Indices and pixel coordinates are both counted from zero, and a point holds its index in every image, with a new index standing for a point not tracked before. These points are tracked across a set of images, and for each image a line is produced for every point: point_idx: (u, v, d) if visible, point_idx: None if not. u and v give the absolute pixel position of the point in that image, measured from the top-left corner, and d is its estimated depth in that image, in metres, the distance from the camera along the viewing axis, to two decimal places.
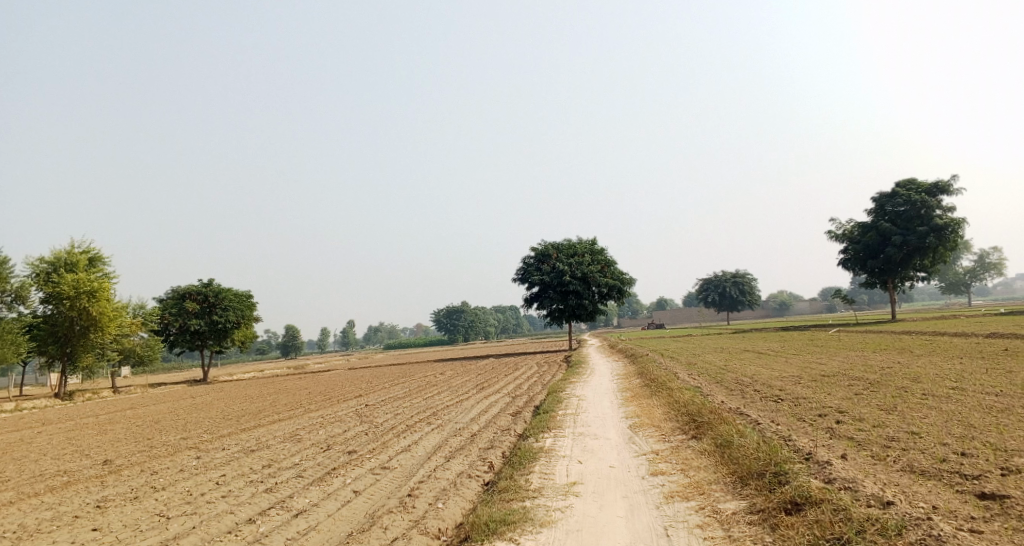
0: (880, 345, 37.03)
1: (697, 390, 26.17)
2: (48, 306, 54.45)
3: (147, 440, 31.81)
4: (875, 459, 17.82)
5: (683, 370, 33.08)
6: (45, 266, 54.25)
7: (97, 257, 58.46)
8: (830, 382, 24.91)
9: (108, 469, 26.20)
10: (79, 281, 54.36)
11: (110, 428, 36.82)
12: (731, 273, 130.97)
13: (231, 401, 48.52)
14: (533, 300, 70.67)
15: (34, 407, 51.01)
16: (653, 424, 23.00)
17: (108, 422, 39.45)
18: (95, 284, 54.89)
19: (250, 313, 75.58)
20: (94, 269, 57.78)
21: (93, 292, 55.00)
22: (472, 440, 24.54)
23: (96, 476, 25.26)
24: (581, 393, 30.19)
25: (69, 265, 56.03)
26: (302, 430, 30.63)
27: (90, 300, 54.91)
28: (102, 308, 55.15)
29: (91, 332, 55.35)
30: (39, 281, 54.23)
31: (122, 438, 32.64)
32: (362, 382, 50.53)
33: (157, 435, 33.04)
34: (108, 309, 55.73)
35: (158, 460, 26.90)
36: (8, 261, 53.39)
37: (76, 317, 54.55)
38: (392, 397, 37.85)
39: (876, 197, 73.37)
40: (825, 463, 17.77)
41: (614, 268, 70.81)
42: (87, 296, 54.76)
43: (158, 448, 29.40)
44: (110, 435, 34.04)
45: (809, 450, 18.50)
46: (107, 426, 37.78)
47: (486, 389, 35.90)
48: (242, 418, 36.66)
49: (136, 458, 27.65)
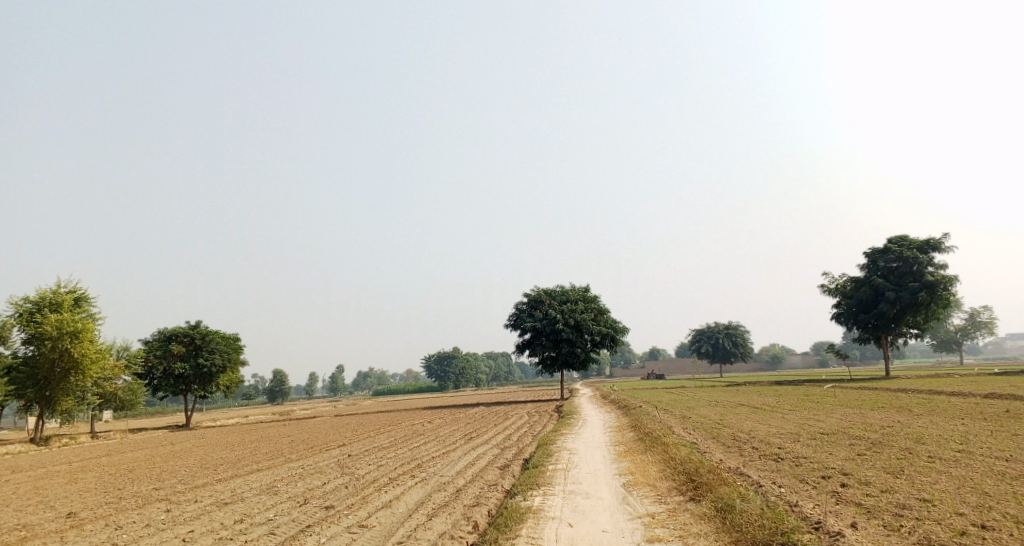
0: (877, 402, 36.24)
1: (693, 446, 25.32)
2: (30, 347, 53.33)
3: (119, 490, 30.61)
4: (889, 530, 17.02)
5: (677, 423, 32.18)
6: (29, 306, 53.23)
7: (84, 298, 57.46)
8: (831, 441, 24.11)
9: (73, 523, 25.03)
10: (62, 322, 53.34)
11: (83, 476, 35.55)
12: (723, 324, 130.44)
13: (212, 448, 47.23)
14: (524, 347, 69.81)
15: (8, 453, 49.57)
16: (648, 483, 22.08)
17: (82, 470, 38.16)
18: (79, 325, 53.86)
19: (237, 357, 74.33)
20: (80, 309, 56.72)
21: (77, 333, 53.94)
22: (456, 496, 23.54)
23: (60, 531, 24.10)
24: (571, 446, 29.26)
25: (54, 306, 54.91)
26: (281, 481, 29.55)
27: (73, 342, 53.80)
28: (85, 349, 54.03)
29: (72, 374, 54.16)
30: (22, 322, 53.16)
31: (94, 488, 31.45)
32: (347, 430, 49.30)
33: (131, 484, 31.83)
34: (91, 351, 54.61)
35: (126, 514, 25.74)
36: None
37: (57, 359, 53.39)
38: (377, 446, 36.76)
39: (868, 252, 73.22)
40: (836, 534, 16.94)
41: (607, 316, 70.24)
42: (70, 337, 53.67)
43: (128, 499, 28.22)
44: (81, 485, 32.80)
45: (818, 518, 17.65)
46: (80, 474, 36.51)
47: (474, 439, 34.86)
48: (220, 466, 35.49)
49: (103, 511, 26.46)
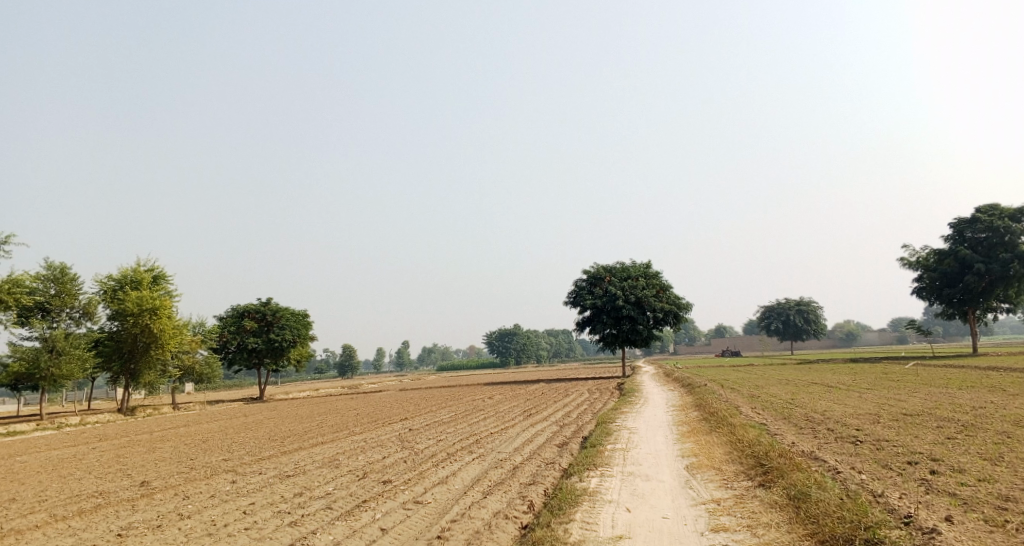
0: (964, 381, 34.11)
1: (762, 427, 23.96)
2: (114, 322, 54.55)
3: (189, 460, 30.76)
4: (991, 526, 15.58)
5: (746, 403, 30.75)
6: (111, 282, 54.37)
7: (162, 275, 58.47)
8: (916, 423, 22.45)
9: (139, 492, 25.13)
10: (142, 298, 54.21)
11: (158, 446, 35.98)
12: (794, 300, 126.83)
13: (279, 421, 47.56)
14: (585, 324, 68.68)
15: (97, 422, 50.87)
16: (714, 466, 20.89)
17: (158, 440, 38.72)
18: (158, 301, 54.68)
19: (306, 332, 75.04)
20: (158, 287, 57.77)
21: (156, 309, 54.82)
22: (513, 474, 22.75)
23: (127, 500, 24.17)
24: (631, 425, 28.16)
25: (135, 283, 56.02)
26: (341, 454, 29.26)
27: (153, 318, 54.63)
28: (164, 325, 54.88)
29: (153, 348, 55.10)
30: (106, 298, 54.33)
31: (167, 458, 31.68)
32: (409, 405, 49.06)
33: (201, 455, 31.99)
34: (169, 326, 55.39)
35: (191, 484, 25.74)
36: (77, 277, 53.65)
37: (139, 334, 54.27)
38: (438, 421, 36.25)
39: (954, 222, 69.58)
40: (931, 531, 15.54)
41: (670, 292, 68.56)
42: (150, 313, 54.55)
43: (195, 470, 28.27)
44: (156, 455, 33.12)
45: (908, 512, 16.23)
46: (156, 444, 37.00)
47: (534, 416, 34.07)
48: (286, 439, 35.59)
49: (171, 480, 26.52)
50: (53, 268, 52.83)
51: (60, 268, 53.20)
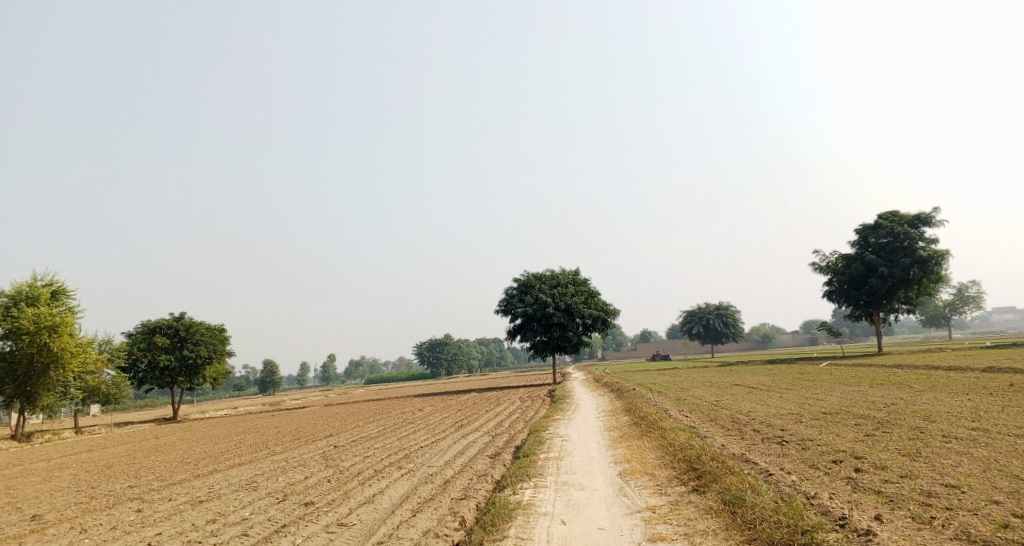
0: (875, 379, 35.31)
1: (691, 430, 24.26)
2: (8, 343, 51.86)
3: (92, 489, 29.36)
4: (919, 524, 16.16)
5: (673, 406, 31.15)
6: (5, 300, 51.52)
7: (61, 290, 55.79)
8: (837, 421, 23.10)
9: (37, 527, 23.88)
10: (40, 316, 51.83)
11: (58, 475, 34.25)
12: (714, 305, 129.84)
13: (196, 442, 45.98)
14: (516, 332, 68.70)
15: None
16: (646, 471, 21.03)
17: (60, 467, 36.92)
18: (58, 318, 52.41)
19: (222, 347, 72.90)
20: (58, 303, 55.19)
21: (55, 327, 52.49)
22: (443, 489, 22.43)
23: (21, 537, 22.96)
24: (564, 433, 28.16)
25: (32, 300, 53.32)
26: (262, 476, 28.39)
27: (52, 336, 52.35)
28: (64, 344, 52.64)
29: (52, 370, 52.84)
30: None
31: (66, 487, 30.18)
32: (335, 420, 48.06)
33: (105, 482, 30.58)
34: (70, 345, 53.24)
35: (92, 515, 24.54)
36: None
37: (35, 354, 51.88)
38: (364, 436, 35.58)
39: (859, 228, 72.32)
40: (865, 533, 16.02)
41: (598, 299, 69.21)
42: (48, 332, 52.21)
43: (98, 499, 26.95)
44: (54, 484, 31.50)
45: (842, 514, 16.68)
46: (55, 472, 35.22)
47: (464, 427, 33.74)
48: (202, 461, 34.37)
49: (71, 512, 25.24)
50: None
51: None
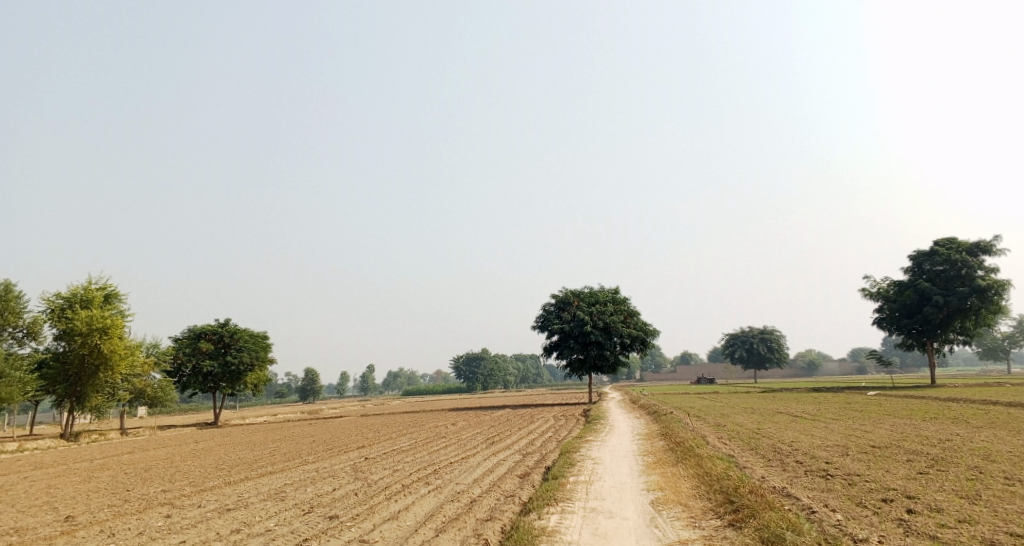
0: (927, 413, 33.73)
1: (730, 459, 23.22)
2: (60, 343, 52.58)
3: (124, 491, 29.27)
4: None
5: (712, 432, 30.07)
6: (59, 301, 52.29)
7: (114, 294, 56.43)
8: (886, 456, 21.89)
9: (63, 528, 23.75)
10: (92, 318, 52.33)
11: (96, 476, 34.33)
12: (758, 329, 127.31)
13: (232, 448, 45.98)
14: (552, 349, 67.91)
15: (36, 448, 48.86)
16: (681, 501, 20.08)
17: (98, 468, 37.08)
18: (108, 321, 52.74)
19: (264, 355, 73.15)
20: (109, 306, 55.78)
21: (106, 329, 52.78)
22: (469, 509, 21.77)
23: (47, 538, 22.85)
24: (596, 455, 27.28)
25: (84, 302, 53.97)
26: (289, 486, 27.99)
27: (103, 338, 52.68)
28: (114, 346, 52.84)
29: (102, 370, 53.06)
30: (51, 317, 52.33)
31: (100, 489, 30.14)
32: (368, 432, 47.69)
33: (138, 486, 30.48)
34: (121, 347, 53.42)
35: (120, 519, 24.34)
36: (21, 295, 51.80)
37: (86, 355, 52.34)
38: (396, 449, 35.06)
39: (913, 254, 70.10)
40: None
41: (637, 318, 68.10)
42: (99, 334, 52.57)
43: (129, 503, 26.81)
44: (90, 485, 31.54)
45: None
46: (94, 472, 35.34)
47: (497, 444, 33.02)
48: (234, 468, 34.15)
49: (101, 515, 25.11)
50: None
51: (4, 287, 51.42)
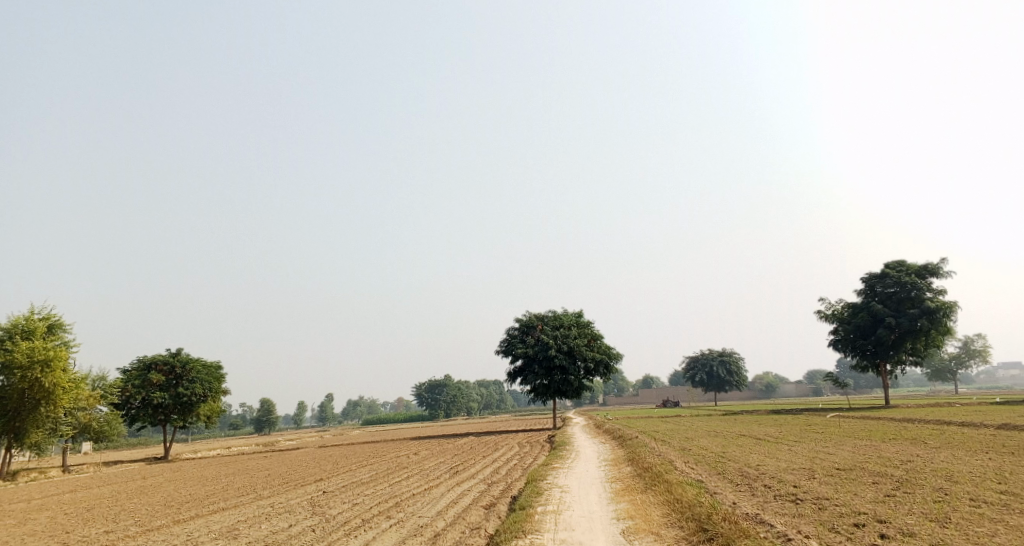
0: (888, 433, 34.13)
1: (699, 485, 23.11)
2: None
3: (65, 534, 28.15)
4: None
5: (678, 457, 29.99)
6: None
7: (57, 324, 54.74)
8: (852, 479, 22.00)
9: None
10: (34, 350, 50.81)
11: (36, 517, 32.99)
12: (717, 351, 128.37)
13: (185, 483, 44.66)
14: (517, 374, 67.54)
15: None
16: (652, 530, 19.88)
17: (40, 509, 35.70)
18: (51, 353, 51.32)
19: (218, 386, 71.54)
20: (54, 337, 54.02)
21: (48, 362, 51.35)
22: (432, 543, 21.30)
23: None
24: (563, 484, 26.96)
25: (27, 333, 52.15)
26: (245, 523, 27.15)
27: (44, 371, 51.23)
28: (56, 380, 51.51)
29: (42, 405, 51.55)
30: None
31: (39, 532, 28.95)
32: (328, 463, 46.75)
33: (80, 527, 29.34)
34: (64, 381, 52.10)
35: None
36: None
37: (27, 389, 50.81)
38: (355, 482, 34.33)
39: (865, 277, 71.37)
40: None
41: (601, 342, 68.14)
42: (41, 367, 51.10)
43: None
44: (29, 528, 30.26)
45: None
46: (34, 514, 33.99)
47: (460, 474, 32.50)
48: (185, 505, 33.12)
49: None
50: None
51: None
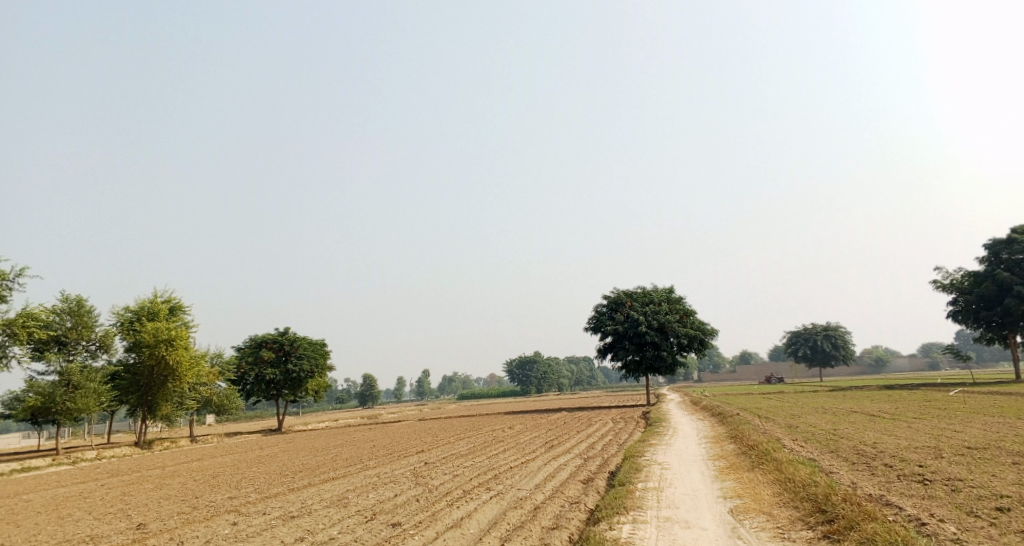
0: (1017, 410, 31.72)
1: (813, 463, 21.87)
2: (131, 354, 53.31)
3: (194, 499, 29.12)
4: None
5: (787, 434, 28.61)
6: (128, 314, 53.18)
7: (179, 306, 57.09)
8: (986, 459, 20.36)
9: (135, 536, 23.37)
10: (158, 329, 52.75)
11: (168, 483, 34.38)
12: (821, 325, 123.81)
13: (294, 454, 45.82)
14: (606, 351, 66.61)
15: (114, 456, 49.67)
16: (763, 511, 18.86)
17: (171, 475, 37.27)
18: (174, 331, 53.17)
19: (324, 362, 73.36)
20: (175, 318, 56.41)
21: (172, 340, 53.16)
22: (533, 516, 20.86)
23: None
24: (663, 460, 26.08)
25: (152, 314, 54.64)
26: (352, 492, 27.45)
27: (168, 349, 52.95)
28: (180, 356, 53.10)
29: (170, 380, 53.53)
30: (122, 330, 53.24)
31: (172, 496, 30.08)
32: (426, 436, 47.14)
33: (207, 492, 30.36)
34: (186, 358, 53.74)
35: (190, 527, 23.91)
36: (93, 310, 52.77)
37: (154, 366, 52.80)
38: (454, 454, 34.34)
39: (989, 244, 66.98)
40: None
41: (694, 317, 66.40)
42: (166, 345, 52.90)
43: (199, 510, 26.58)
44: (163, 492, 31.55)
45: None
46: (166, 480, 35.47)
47: (556, 448, 32.02)
48: (297, 474, 33.85)
49: (171, 523, 24.71)
50: (69, 301, 52.08)
51: (76, 301, 52.30)
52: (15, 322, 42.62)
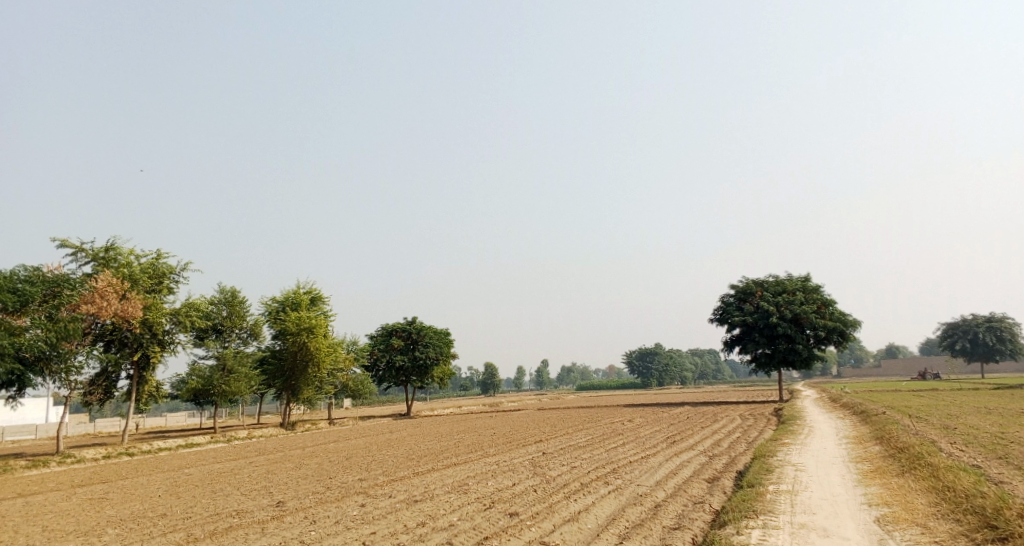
0: None
1: (977, 471, 19.70)
2: (278, 341, 55.24)
3: (328, 479, 29.44)
4: None
5: (942, 436, 26.15)
6: (276, 303, 55.09)
7: (319, 296, 58.66)
8: None
9: (274, 513, 23.26)
10: (300, 318, 54.34)
11: (307, 463, 35.07)
12: (983, 317, 115.29)
13: (421, 439, 46.08)
14: (734, 343, 64.02)
15: (263, 435, 51.46)
16: (918, 522, 17.02)
17: (309, 455, 38.12)
18: (315, 320, 54.52)
19: (448, 350, 74.00)
20: (316, 308, 57.88)
21: (313, 328, 54.51)
22: (654, 514, 19.67)
23: (261, 521, 22.28)
24: (797, 461, 24.29)
25: (296, 305, 56.28)
26: (472, 479, 27.00)
27: (310, 337, 54.40)
28: (319, 344, 54.38)
29: (311, 366, 54.90)
30: (271, 318, 55.19)
31: (308, 476, 30.54)
32: (548, 425, 46.45)
33: (340, 473, 30.65)
34: (324, 345, 54.94)
35: (322, 507, 23.89)
36: (246, 300, 54.54)
37: (297, 352, 54.40)
38: (573, 445, 33.44)
39: None
40: None
41: (833, 308, 62.68)
42: (307, 333, 54.38)
43: (331, 490, 26.68)
44: (302, 471, 32.15)
45: None
46: (305, 460, 36.22)
47: (678, 443, 30.58)
48: (422, 459, 33.83)
49: (306, 502, 24.77)
50: (225, 292, 54.05)
51: (230, 292, 54.21)
52: (181, 311, 44.45)
